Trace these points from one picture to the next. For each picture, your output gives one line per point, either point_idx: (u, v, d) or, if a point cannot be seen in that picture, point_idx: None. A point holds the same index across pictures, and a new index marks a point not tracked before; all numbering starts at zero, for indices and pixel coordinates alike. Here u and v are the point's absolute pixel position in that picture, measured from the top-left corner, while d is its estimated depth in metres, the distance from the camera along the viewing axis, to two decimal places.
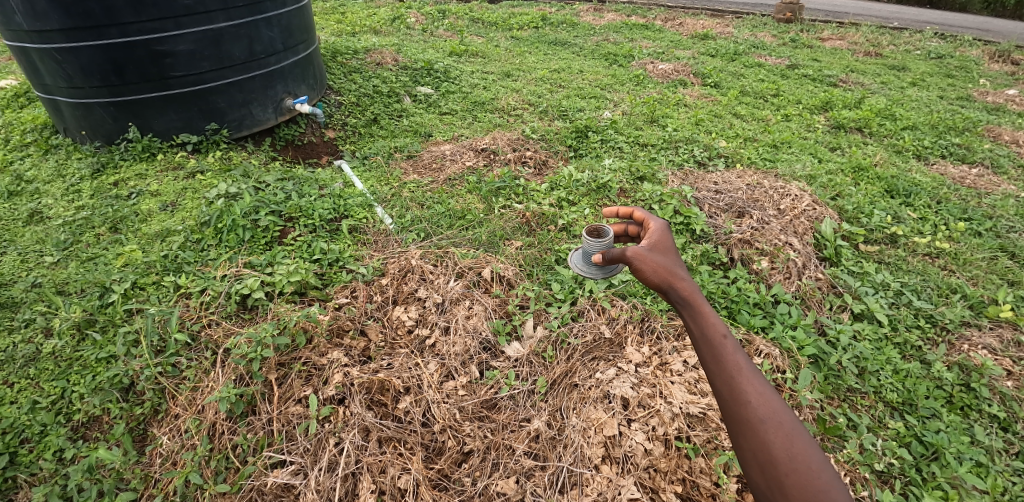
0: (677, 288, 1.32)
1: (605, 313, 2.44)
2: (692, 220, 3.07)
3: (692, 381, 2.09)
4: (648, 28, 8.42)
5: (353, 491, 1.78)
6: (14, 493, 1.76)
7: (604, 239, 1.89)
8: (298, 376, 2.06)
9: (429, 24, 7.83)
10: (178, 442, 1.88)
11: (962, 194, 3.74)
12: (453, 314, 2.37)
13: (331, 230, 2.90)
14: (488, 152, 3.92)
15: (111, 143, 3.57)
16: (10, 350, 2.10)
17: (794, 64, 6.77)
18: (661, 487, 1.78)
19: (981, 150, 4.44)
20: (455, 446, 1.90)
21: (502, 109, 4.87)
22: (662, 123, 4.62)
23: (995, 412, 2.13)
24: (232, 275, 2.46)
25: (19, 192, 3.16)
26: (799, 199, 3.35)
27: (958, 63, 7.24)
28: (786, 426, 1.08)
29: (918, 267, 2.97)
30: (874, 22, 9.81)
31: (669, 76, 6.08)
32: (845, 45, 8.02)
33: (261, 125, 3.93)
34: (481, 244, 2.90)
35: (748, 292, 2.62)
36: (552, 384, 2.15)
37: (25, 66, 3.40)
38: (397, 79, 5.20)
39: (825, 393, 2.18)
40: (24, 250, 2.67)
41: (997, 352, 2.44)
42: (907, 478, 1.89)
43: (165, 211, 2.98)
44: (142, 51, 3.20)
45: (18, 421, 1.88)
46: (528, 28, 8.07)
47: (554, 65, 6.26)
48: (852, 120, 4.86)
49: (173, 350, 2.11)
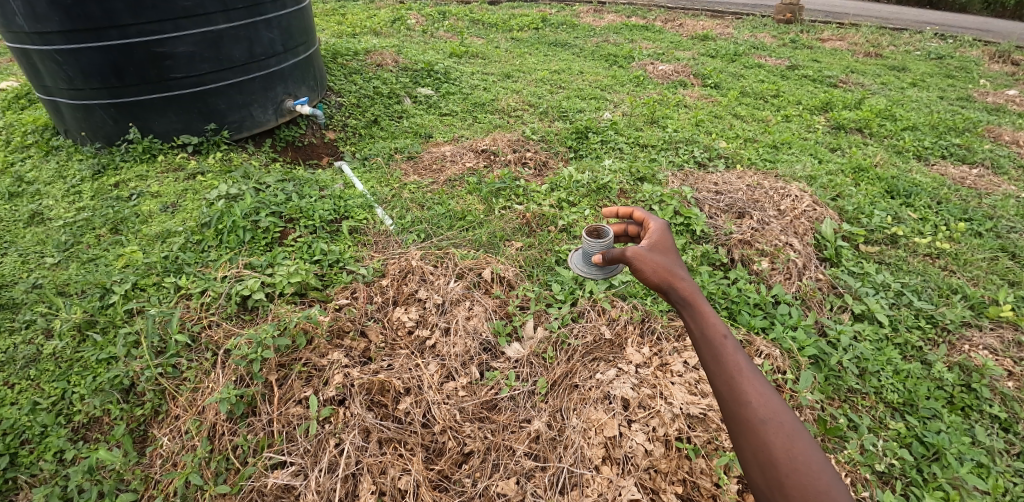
0: (677, 288, 1.32)
1: (605, 314, 2.44)
2: (692, 220, 3.08)
3: (692, 382, 2.09)
4: (648, 29, 8.42)
5: (353, 492, 1.78)
6: (14, 494, 1.76)
7: (603, 240, 1.89)
8: (298, 377, 2.06)
9: (429, 25, 7.83)
10: (178, 443, 1.88)
11: (962, 194, 3.74)
12: (453, 315, 2.37)
13: (331, 231, 2.91)
14: (488, 153, 3.92)
15: (112, 144, 3.58)
16: (10, 351, 2.11)
17: (794, 64, 6.77)
18: (662, 488, 1.77)
19: (981, 150, 4.44)
20: (455, 447, 1.90)
21: (502, 110, 4.87)
22: (662, 124, 4.62)
23: (995, 412, 2.13)
24: (232, 276, 2.46)
25: (19, 193, 3.17)
26: (799, 200, 3.35)
27: (958, 64, 7.24)
28: (787, 426, 1.07)
29: (918, 268, 2.97)
30: (874, 22, 9.82)
31: (669, 77, 6.09)
32: (845, 45, 8.02)
33: (261, 126, 3.93)
34: (481, 245, 2.90)
35: (749, 292, 2.62)
36: (552, 385, 2.15)
37: (26, 68, 3.40)
38: (397, 81, 5.21)
39: (826, 394, 2.18)
40: (25, 252, 2.67)
41: (997, 352, 2.44)
42: (908, 478, 1.89)
43: (165, 212, 2.99)
44: (142, 53, 3.21)
45: (19, 422, 1.88)
46: (527, 30, 8.08)
47: (554, 66, 6.27)
48: (852, 120, 4.87)
49: (173, 351, 2.12)
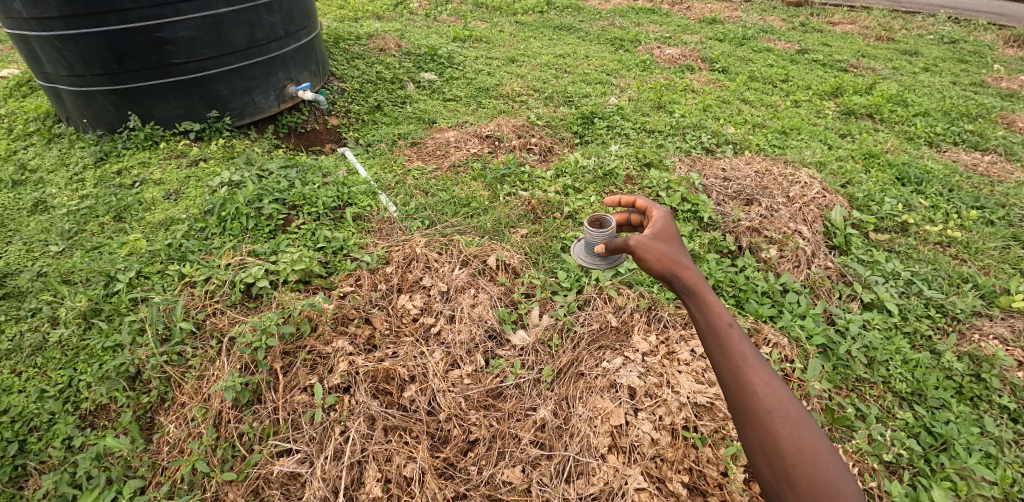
0: (682, 277, 1.29)
1: (612, 302, 2.42)
2: (699, 207, 3.04)
3: (699, 370, 2.07)
4: (654, 11, 8.24)
5: (359, 479, 1.77)
6: (24, 481, 1.77)
7: (606, 229, 1.87)
8: (304, 365, 2.05)
9: (432, 9, 7.70)
10: (184, 430, 1.88)
11: (975, 181, 3.67)
12: (458, 303, 2.36)
13: (335, 218, 2.88)
14: (492, 139, 3.88)
15: (114, 131, 3.55)
16: (17, 339, 2.11)
17: (804, 48, 6.64)
18: (668, 476, 1.76)
19: (994, 137, 4.35)
20: (460, 435, 1.90)
21: (507, 95, 4.81)
22: (669, 109, 4.55)
23: (1005, 403, 2.10)
24: (236, 263, 2.44)
25: (23, 181, 3.15)
26: (808, 187, 3.30)
27: (972, 48, 7.08)
28: (795, 417, 1.05)
29: (928, 256, 2.93)
30: (886, 5, 9.64)
31: (676, 61, 5.98)
32: (856, 29, 7.85)
33: (263, 112, 3.89)
34: (486, 232, 2.88)
35: (757, 280, 2.58)
36: (558, 373, 2.14)
37: (25, 55, 3.36)
38: (400, 65, 5.13)
39: (834, 383, 2.16)
40: (29, 240, 2.66)
41: (1008, 342, 2.40)
42: (916, 469, 1.88)
43: (168, 200, 2.97)
44: (142, 38, 3.16)
45: (27, 409, 1.89)
46: (532, 13, 7.93)
47: (560, 50, 6.17)
48: (863, 105, 4.77)
49: (178, 338, 2.11)
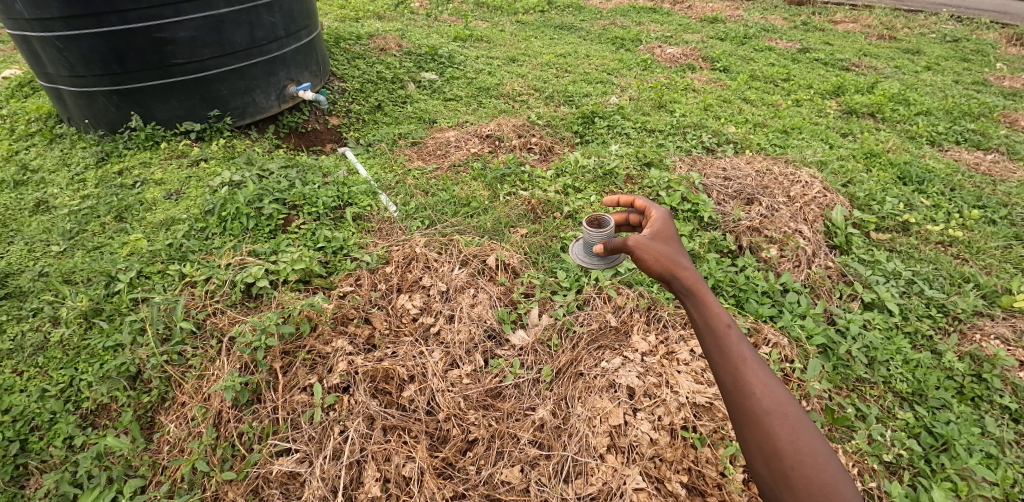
0: (681, 277, 1.29)
1: (611, 301, 2.42)
2: (700, 206, 3.04)
3: (698, 370, 2.07)
4: (655, 11, 8.23)
5: (358, 479, 1.77)
6: (25, 480, 1.78)
7: (605, 229, 1.87)
8: (303, 365, 2.06)
9: (433, 9, 7.70)
10: (185, 430, 1.89)
11: (977, 181, 3.66)
12: (458, 303, 2.36)
13: (335, 218, 2.88)
14: (492, 139, 3.88)
15: (115, 131, 3.56)
16: (18, 339, 2.11)
17: (806, 47, 6.62)
18: (666, 476, 1.76)
19: (997, 136, 4.33)
20: (460, 435, 1.90)
21: (507, 95, 4.81)
22: (670, 108, 4.54)
23: (1006, 403, 2.10)
24: (236, 263, 2.45)
25: (24, 181, 3.16)
26: (809, 186, 3.29)
27: (975, 47, 7.05)
28: (792, 418, 1.05)
29: (929, 256, 2.92)
30: (888, 3, 9.61)
31: (677, 60, 5.97)
32: (858, 28, 7.82)
33: (264, 112, 3.90)
34: (486, 232, 2.88)
35: (757, 280, 2.58)
36: (557, 373, 2.14)
37: (27, 56, 3.38)
38: (400, 65, 5.13)
39: (834, 383, 2.16)
40: (31, 240, 2.67)
41: (1009, 342, 2.40)
42: (916, 469, 1.87)
43: (169, 200, 2.98)
44: (143, 38, 3.17)
45: (29, 409, 1.90)
46: (533, 13, 7.93)
47: (561, 50, 6.16)
48: (865, 105, 4.75)
49: (178, 338, 2.12)
